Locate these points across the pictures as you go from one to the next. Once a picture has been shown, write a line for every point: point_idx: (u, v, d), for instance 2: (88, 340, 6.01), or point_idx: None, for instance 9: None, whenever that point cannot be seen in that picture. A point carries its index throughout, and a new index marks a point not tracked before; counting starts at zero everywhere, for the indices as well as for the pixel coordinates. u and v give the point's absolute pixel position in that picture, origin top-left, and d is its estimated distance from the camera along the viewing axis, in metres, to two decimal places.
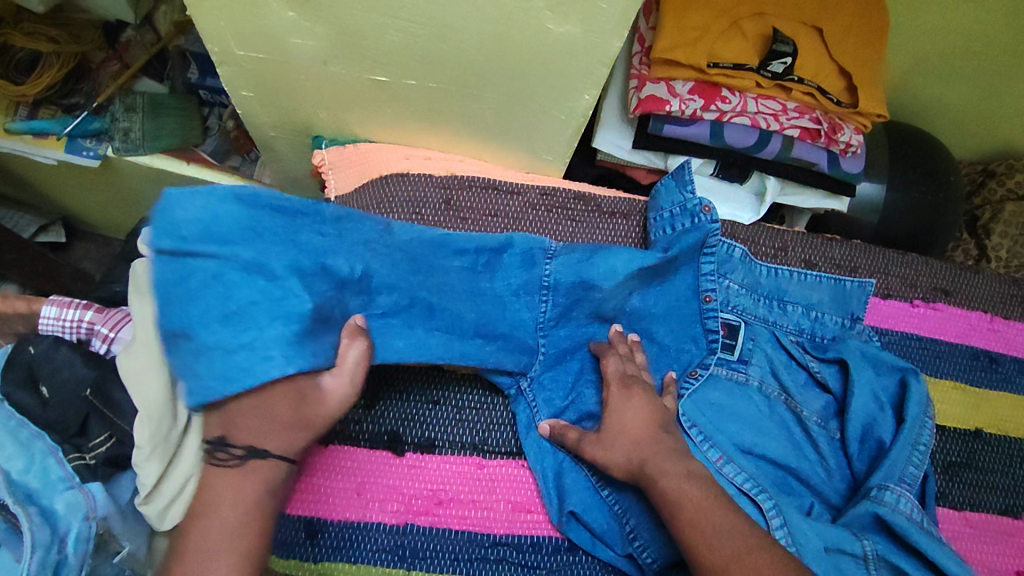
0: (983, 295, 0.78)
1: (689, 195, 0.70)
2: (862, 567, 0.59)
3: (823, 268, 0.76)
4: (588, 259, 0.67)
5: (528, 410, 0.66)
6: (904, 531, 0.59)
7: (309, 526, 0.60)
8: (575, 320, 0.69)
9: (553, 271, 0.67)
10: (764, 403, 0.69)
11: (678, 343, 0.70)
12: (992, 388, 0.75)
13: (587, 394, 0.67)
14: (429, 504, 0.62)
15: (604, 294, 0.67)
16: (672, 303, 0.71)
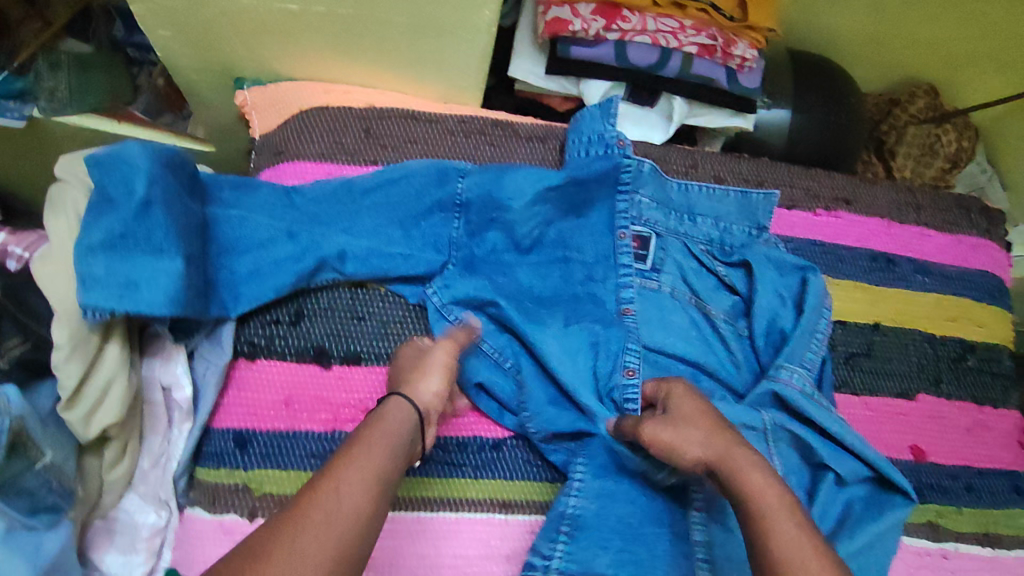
0: (880, 202, 0.84)
1: (608, 127, 0.74)
2: (762, 438, 0.64)
3: (731, 182, 0.81)
4: (500, 181, 0.71)
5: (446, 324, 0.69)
6: (796, 402, 0.65)
7: (239, 436, 0.62)
8: (490, 242, 0.72)
9: (466, 190, 0.71)
10: (676, 314, 0.73)
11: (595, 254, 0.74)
12: (891, 286, 0.81)
13: (502, 302, 0.69)
14: (356, 412, 0.65)
15: (518, 209, 0.72)
16: (586, 235, 0.74)
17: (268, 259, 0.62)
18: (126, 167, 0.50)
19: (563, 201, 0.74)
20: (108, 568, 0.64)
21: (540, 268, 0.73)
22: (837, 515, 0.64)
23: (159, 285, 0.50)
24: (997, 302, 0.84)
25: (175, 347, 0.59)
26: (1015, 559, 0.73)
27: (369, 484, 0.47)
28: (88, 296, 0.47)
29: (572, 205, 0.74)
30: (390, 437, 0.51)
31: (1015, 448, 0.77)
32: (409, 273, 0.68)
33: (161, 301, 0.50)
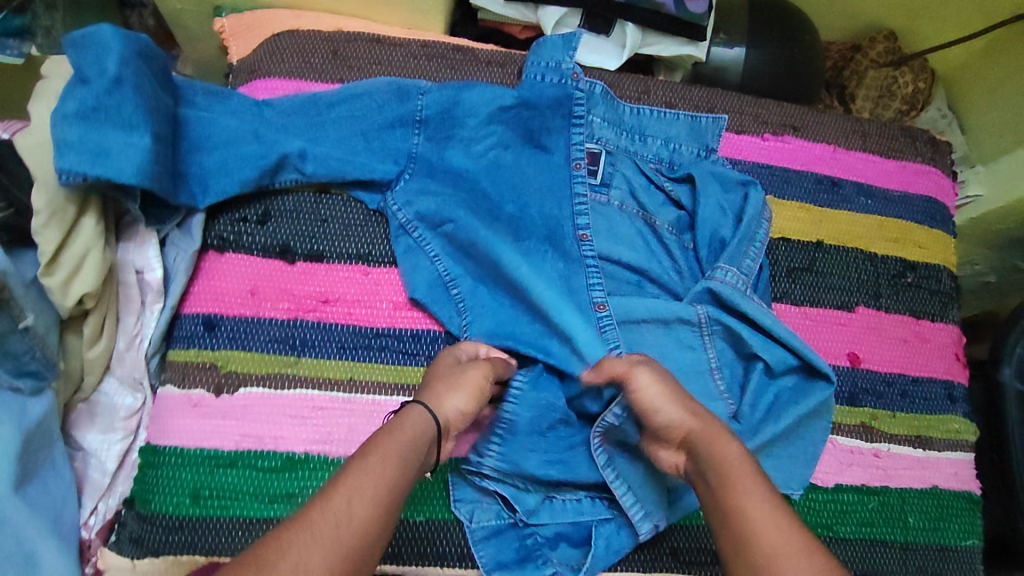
0: (828, 130, 0.88)
1: (568, 57, 0.77)
2: (698, 334, 0.70)
3: (682, 107, 0.85)
4: (457, 100, 0.76)
5: (409, 239, 0.73)
6: (732, 298, 0.69)
7: (207, 320, 0.67)
8: (450, 160, 0.76)
9: (425, 106, 0.76)
10: (628, 229, 0.77)
11: (550, 168, 0.77)
12: (835, 208, 0.85)
13: (460, 212, 0.73)
14: (317, 303, 0.69)
15: (472, 126, 0.76)
16: (544, 161, 0.77)
17: (238, 157, 0.67)
18: (101, 46, 0.56)
19: (517, 124, 0.77)
20: (89, 445, 0.71)
21: (498, 199, 0.75)
22: (768, 401, 0.69)
23: (125, 152, 0.55)
24: (939, 226, 0.87)
25: (147, 232, 0.65)
26: (944, 460, 0.77)
27: (375, 488, 0.49)
28: (62, 161, 0.53)
29: (527, 129, 0.78)
30: (411, 447, 0.54)
31: (949, 358, 0.81)
32: (363, 178, 0.72)
33: (129, 169, 0.55)
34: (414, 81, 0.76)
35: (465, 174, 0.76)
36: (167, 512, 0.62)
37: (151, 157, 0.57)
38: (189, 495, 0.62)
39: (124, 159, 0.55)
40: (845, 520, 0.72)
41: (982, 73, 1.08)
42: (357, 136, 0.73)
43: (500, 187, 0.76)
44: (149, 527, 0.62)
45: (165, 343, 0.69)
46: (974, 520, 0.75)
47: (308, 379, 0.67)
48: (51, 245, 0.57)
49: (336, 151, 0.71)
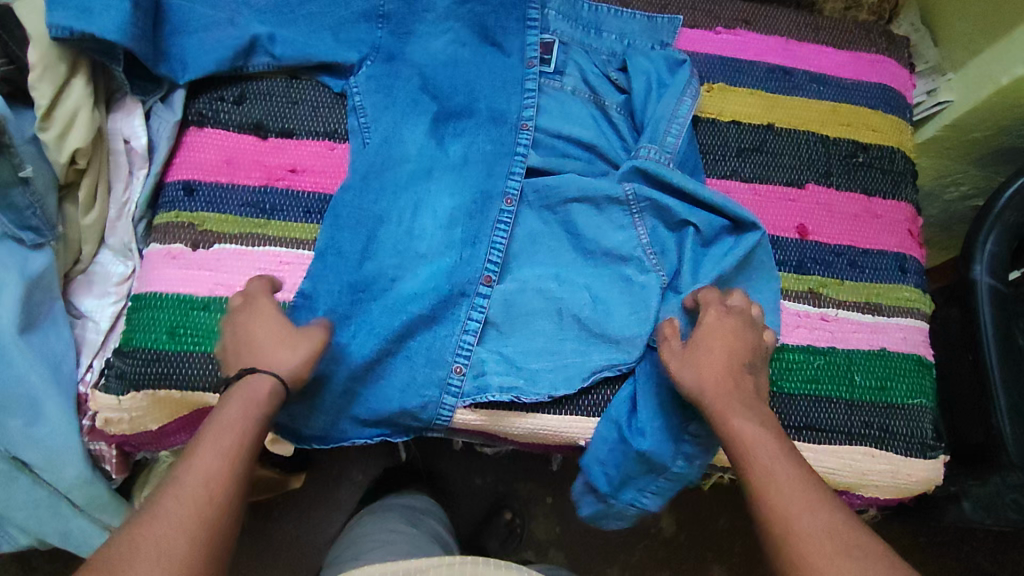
0: (780, 23, 0.91)
1: None
2: (627, 209, 0.73)
3: (637, 5, 0.90)
4: None
5: (357, 117, 0.78)
6: (654, 172, 0.73)
7: (186, 185, 0.74)
8: (410, 51, 0.81)
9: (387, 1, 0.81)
10: (576, 112, 0.82)
11: (505, 61, 0.82)
12: (785, 94, 0.88)
13: (414, 95, 0.78)
14: (285, 173, 0.76)
15: (432, 21, 0.82)
16: (498, 60, 0.82)
17: (218, 40, 0.75)
18: None
19: (472, 22, 0.82)
20: (86, 309, 0.77)
21: (418, 99, 0.78)
22: (705, 270, 0.72)
23: (104, 11, 0.66)
24: (893, 111, 0.89)
25: (132, 102, 0.74)
26: (893, 325, 0.78)
27: (221, 460, 0.54)
28: (52, 17, 0.64)
29: (482, 27, 0.82)
30: (251, 407, 0.58)
31: (903, 232, 0.83)
32: (327, 62, 0.78)
33: (109, 26, 0.66)
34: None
35: (416, 72, 0.80)
36: (146, 346, 0.68)
37: (130, 20, 0.67)
38: (166, 331, 0.69)
39: (106, 19, 0.66)
40: (790, 377, 0.74)
41: None
42: (324, 32, 0.79)
43: (453, 80, 0.80)
44: (130, 361, 0.68)
45: (151, 210, 0.76)
46: (923, 381, 0.76)
47: (276, 239, 0.73)
48: (43, 99, 0.67)
49: (305, 40, 0.78)
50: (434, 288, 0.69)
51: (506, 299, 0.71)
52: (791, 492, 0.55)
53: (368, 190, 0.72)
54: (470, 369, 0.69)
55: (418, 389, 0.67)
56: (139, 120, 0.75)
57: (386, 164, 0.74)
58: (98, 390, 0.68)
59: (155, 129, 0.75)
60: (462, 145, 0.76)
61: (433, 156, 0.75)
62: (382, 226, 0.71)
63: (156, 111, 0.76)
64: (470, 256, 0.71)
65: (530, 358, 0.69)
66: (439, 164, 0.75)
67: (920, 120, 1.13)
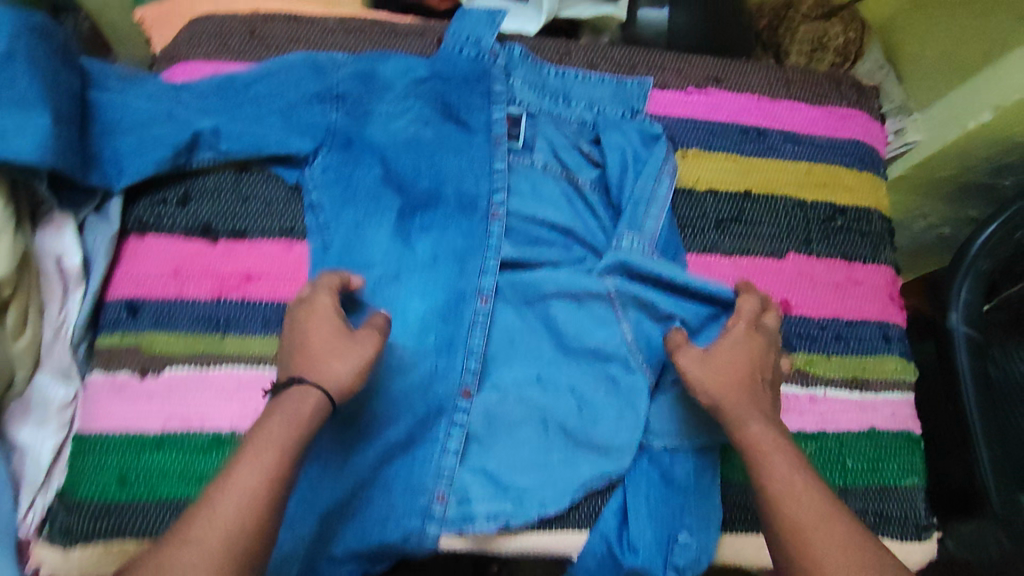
0: (752, 80, 0.88)
1: (486, 33, 0.78)
2: (609, 305, 0.71)
3: (604, 67, 0.86)
4: (373, 73, 0.75)
5: (314, 215, 0.71)
6: (637, 263, 0.71)
7: (129, 303, 0.68)
8: (369, 134, 0.75)
9: (341, 82, 0.74)
10: (550, 193, 0.77)
11: (471, 139, 0.77)
12: (761, 156, 0.85)
13: (376, 187, 0.73)
14: (240, 280, 0.69)
15: (390, 99, 0.76)
16: (463, 139, 0.77)
17: (155, 138, 0.68)
18: None
19: (434, 99, 0.77)
20: (22, 439, 0.65)
21: (380, 194, 0.72)
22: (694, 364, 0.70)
23: (19, 129, 0.58)
24: (868, 169, 0.88)
25: (62, 216, 0.67)
26: (881, 401, 0.77)
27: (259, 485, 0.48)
28: None
29: (445, 104, 0.77)
30: (293, 425, 0.53)
31: (885, 299, 0.82)
32: (279, 154, 0.72)
33: (27, 146, 0.58)
34: (329, 56, 0.76)
35: (377, 159, 0.74)
36: (94, 497, 0.62)
37: (50, 134, 0.59)
38: (116, 478, 0.63)
39: (24, 138, 0.58)
40: None
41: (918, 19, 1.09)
42: (273, 119, 0.72)
43: (417, 164, 0.75)
44: (76, 514, 0.61)
45: (90, 330, 0.69)
46: (913, 458, 0.76)
47: (234, 357, 0.67)
48: None
49: (252, 131, 0.71)
50: (410, 406, 0.65)
51: (488, 412, 0.67)
52: (807, 502, 0.52)
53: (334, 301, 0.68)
54: (453, 494, 0.65)
55: (398, 521, 0.63)
56: (71, 236, 0.67)
57: (349, 271, 0.69)
58: (41, 546, 0.61)
59: (91, 243, 0.68)
60: (431, 242, 0.72)
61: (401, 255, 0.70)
62: None
63: (90, 224, 0.69)
64: (446, 366, 0.67)
65: (517, 475, 0.66)
66: (409, 264, 0.70)
67: (889, 159, 1.13)
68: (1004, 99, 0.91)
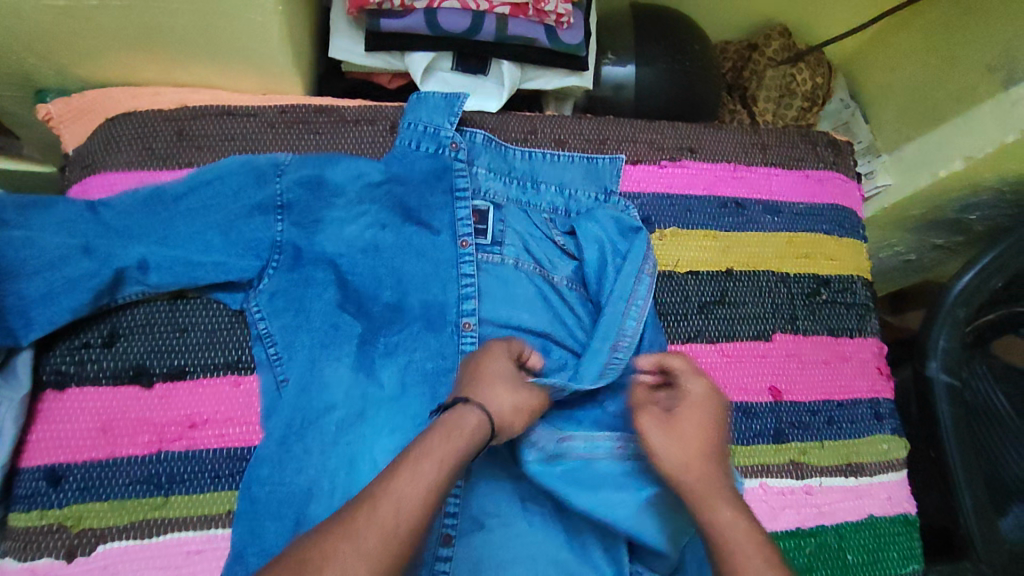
0: (726, 147, 0.84)
1: (447, 123, 0.72)
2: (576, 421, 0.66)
3: (573, 145, 0.80)
4: (321, 179, 0.68)
5: (264, 348, 0.64)
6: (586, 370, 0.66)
7: (50, 472, 0.59)
8: (321, 245, 0.67)
9: (285, 190, 0.66)
10: (525, 294, 0.71)
11: (433, 243, 0.71)
12: (741, 229, 0.81)
13: (334, 307, 0.66)
14: (182, 428, 0.62)
15: (343, 203, 0.69)
16: (426, 242, 0.71)
17: (71, 278, 0.59)
18: None
19: (391, 202, 0.70)
20: None
21: (337, 320, 0.66)
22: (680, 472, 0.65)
23: None
24: (848, 234, 0.85)
25: None
26: (876, 485, 0.76)
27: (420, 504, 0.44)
28: None
29: (404, 206, 0.71)
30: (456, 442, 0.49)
31: (872, 373, 0.80)
32: (222, 281, 0.64)
33: None
34: (273, 159, 0.68)
35: (332, 274, 0.68)
36: None
37: None
38: None
39: None
40: None
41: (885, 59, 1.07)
42: (213, 237, 0.64)
43: (378, 275, 0.69)
44: None
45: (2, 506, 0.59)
46: (910, 542, 0.74)
47: (179, 521, 0.59)
48: None
49: (187, 255, 0.63)
50: None
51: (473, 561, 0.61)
52: None
53: (289, 457, 0.60)
54: None
55: None
56: None
57: (307, 418, 0.62)
58: None
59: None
60: (397, 369, 0.66)
61: (365, 388, 0.64)
62: (311, 502, 0.59)
63: None
64: None
65: None
66: (372, 398, 0.64)
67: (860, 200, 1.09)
68: (974, 151, 0.89)
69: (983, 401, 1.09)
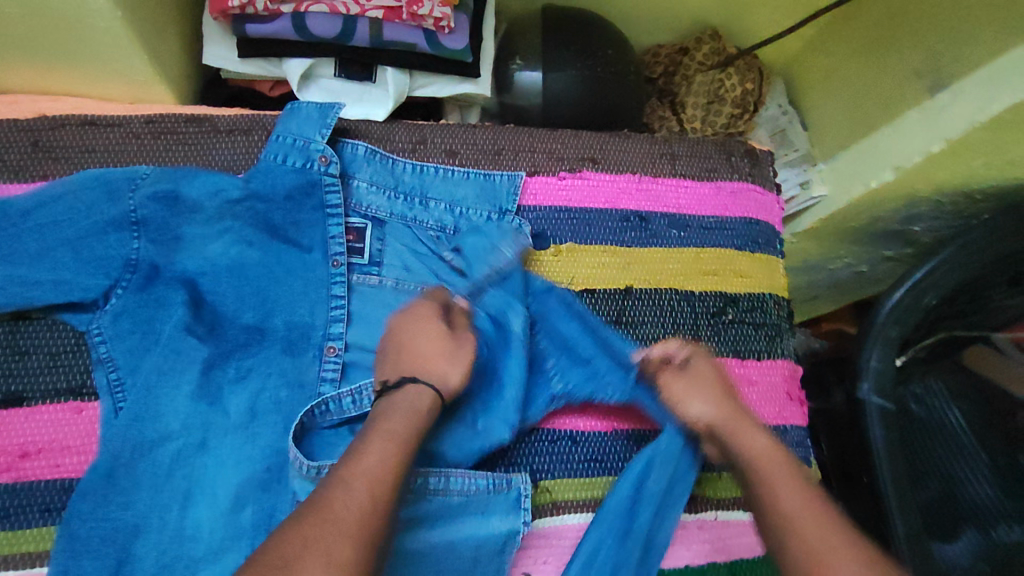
0: (631, 158, 0.80)
1: (319, 138, 0.68)
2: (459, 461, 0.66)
3: (466, 155, 0.76)
4: (176, 195, 0.64)
5: (105, 372, 0.61)
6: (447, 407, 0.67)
7: None
8: (181, 265, 0.65)
9: (138, 205, 0.63)
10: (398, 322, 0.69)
11: (299, 264, 0.68)
12: (643, 245, 0.77)
13: (186, 329, 0.63)
14: (14, 459, 0.60)
15: (201, 220, 0.65)
16: (295, 262, 0.68)
17: None
18: None
19: (255, 220, 0.67)
20: None
21: (180, 344, 0.63)
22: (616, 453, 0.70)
23: None
24: (761, 249, 0.80)
25: None
26: None
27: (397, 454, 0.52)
28: None
29: (270, 223, 0.67)
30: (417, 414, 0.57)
31: (780, 400, 0.76)
32: (58, 302, 0.61)
33: None
34: (128, 171, 0.64)
35: (186, 294, 0.65)
36: None
37: None
38: None
39: None
40: None
41: (830, 62, 1.02)
42: (58, 256, 0.60)
43: (239, 296, 0.66)
44: None
45: None
46: None
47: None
48: None
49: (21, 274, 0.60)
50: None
51: None
52: None
53: (117, 489, 0.59)
54: None
55: None
56: None
57: (143, 448, 0.60)
58: None
59: None
60: (245, 396, 0.64)
61: (210, 418, 0.63)
62: (139, 536, 0.59)
63: None
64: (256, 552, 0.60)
65: None
66: (217, 427, 0.63)
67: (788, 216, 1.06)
68: (904, 161, 0.83)
69: (937, 419, 1.07)
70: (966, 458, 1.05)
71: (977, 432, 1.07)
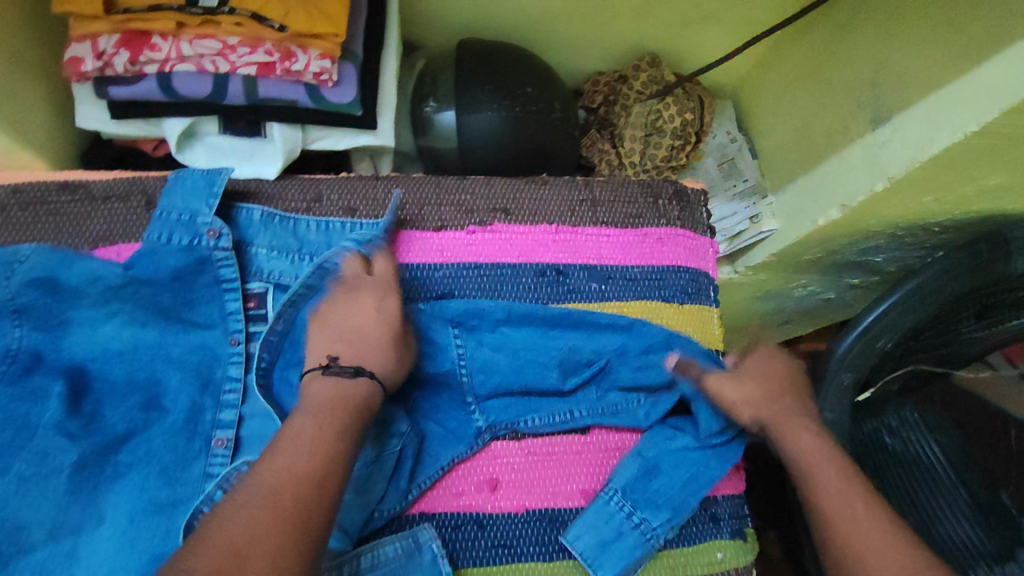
0: (549, 206, 0.74)
1: (207, 209, 0.62)
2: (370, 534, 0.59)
3: (364, 213, 0.69)
4: (56, 281, 0.58)
5: None
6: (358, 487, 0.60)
7: None
8: (68, 352, 0.58)
9: (12, 288, 0.57)
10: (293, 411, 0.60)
11: (193, 343, 0.61)
12: (560, 301, 0.71)
13: (61, 424, 0.57)
14: None
15: (80, 300, 0.59)
16: (192, 344, 0.61)
17: None
18: None
19: (144, 301, 0.60)
20: None
21: (49, 444, 0.56)
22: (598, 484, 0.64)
23: None
24: (691, 300, 0.74)
25: None
26: None
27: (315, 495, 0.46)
28: None
29: (160, 306, 0.61)
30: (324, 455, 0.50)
31: None
32: None
33: None
34: (6, 252, 0.57)
35: (67, 384, 0.58)
36: None
37: None
38: None
39: None
40: None
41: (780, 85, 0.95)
42: None
43: (124, 380, 0.59)
44: None
45: None
46: None
47: None
48: None
49: None
50: None
51: None
52: None
53: None
54: None
55: None
56: None
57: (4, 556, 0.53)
58: None
59: None
60: (126, 495, 0.56)
61: (83, 518, 0.55)
62: None
63: None
64: None
65: None
66: (90, 529, 0.55)
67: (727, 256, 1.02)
68: (847, 200, 0.76)
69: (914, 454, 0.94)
70: (942, 495, 0.91)
71: (959, 467, 0.92)
